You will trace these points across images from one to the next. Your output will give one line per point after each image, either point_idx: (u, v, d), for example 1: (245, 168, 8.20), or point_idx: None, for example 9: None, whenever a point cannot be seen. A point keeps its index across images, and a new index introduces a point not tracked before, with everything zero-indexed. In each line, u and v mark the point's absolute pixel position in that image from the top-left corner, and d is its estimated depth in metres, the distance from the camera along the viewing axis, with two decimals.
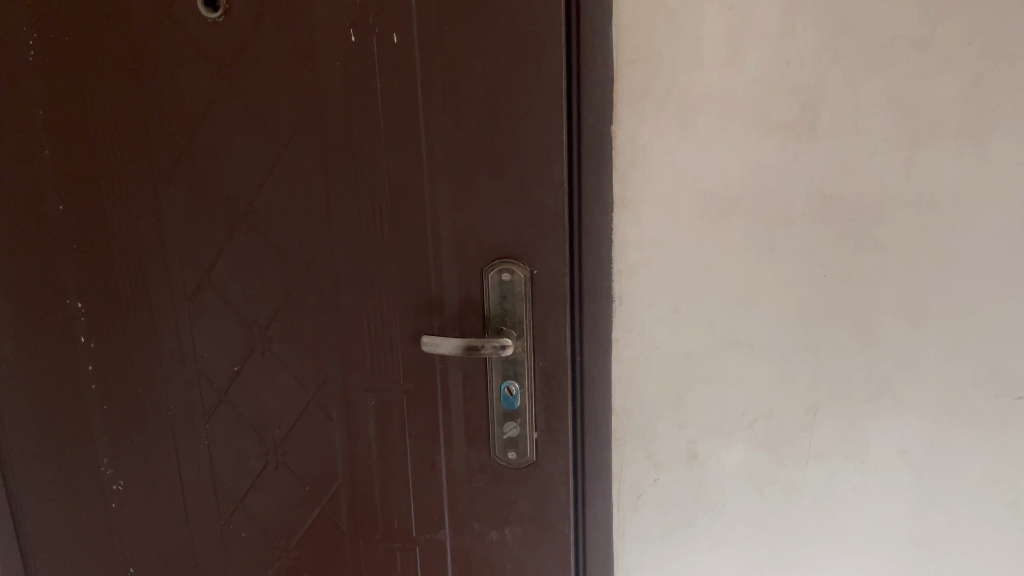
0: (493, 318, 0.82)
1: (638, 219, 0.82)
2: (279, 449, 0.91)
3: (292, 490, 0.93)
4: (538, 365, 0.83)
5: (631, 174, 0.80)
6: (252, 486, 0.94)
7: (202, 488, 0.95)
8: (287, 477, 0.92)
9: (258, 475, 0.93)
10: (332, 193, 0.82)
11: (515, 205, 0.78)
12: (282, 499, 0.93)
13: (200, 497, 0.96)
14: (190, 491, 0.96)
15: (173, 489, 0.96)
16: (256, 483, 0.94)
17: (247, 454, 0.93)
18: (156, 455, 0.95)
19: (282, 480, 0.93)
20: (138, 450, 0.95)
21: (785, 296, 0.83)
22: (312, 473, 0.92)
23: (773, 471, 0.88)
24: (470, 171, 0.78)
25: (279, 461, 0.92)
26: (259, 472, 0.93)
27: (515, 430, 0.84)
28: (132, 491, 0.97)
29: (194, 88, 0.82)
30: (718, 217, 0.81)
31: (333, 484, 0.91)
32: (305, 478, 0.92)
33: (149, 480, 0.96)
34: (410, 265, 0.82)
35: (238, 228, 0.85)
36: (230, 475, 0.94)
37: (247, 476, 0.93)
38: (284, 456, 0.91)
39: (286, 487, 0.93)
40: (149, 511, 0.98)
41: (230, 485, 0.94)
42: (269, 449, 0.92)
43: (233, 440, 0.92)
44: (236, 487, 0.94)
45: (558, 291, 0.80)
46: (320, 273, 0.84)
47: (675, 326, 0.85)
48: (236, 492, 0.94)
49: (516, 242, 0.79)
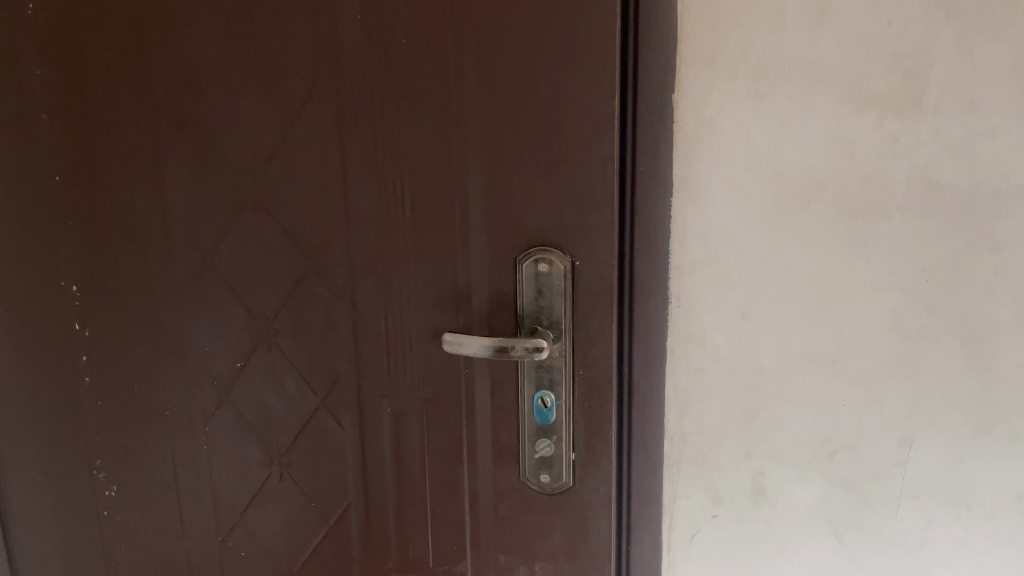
0: (528, 317, 0.70)
1: (702, 206, 0.69)
2: (284, 459, 0.81)
3: (297, 506, 0.82)
4: (578, 374, 0.71)
5: (694, 153, 0.68)
6: (253, 500, 0.84)
7: (201, 498, 0.86)
8: (292, 492, 0.82)
9: (261, 488, 0.83)
10: (350, 168, 0.72)
11: (557, 185, 0.67)
12: (286, 515, 0.83)
13: (199, 510, 0.86)
14: (187, 501, 0.86)
15: (169, 499, 0.87)
16: (258, 496, 0.83)
17: (250, 462, 0.83)
18: (154, 460, 0.86)
19: (287, 494, 0.82)
20: (132, 453, 0.86)
21: (876, 304, 0.69)
22: (319, 487, 0.81)
23: (858, 515, 0.74)
24: (505, 144, 0.67)
25: (284, 473, 0.82)
26: (261, 484, 0.83)
27: (549, 449, 0.72)
28: (125, 498, 0.88)
29: (201, 47, 0.73)
30: (798, 206, 0.68)
31: (342, 502, 0.81)
32: (312, 494, 0.82)
33: (144, 487, 0.87)
34: (434, 253, 0.71)
35: (245, 206, 0.76)
36: (229, 485, 0.84)
37: (248, 486, 0.83)
38: (289, 467, 0.81)
39: (290, 503, 0.83)
40: (143, 521, 0.89)
41: (229, 498, 0.84)
42: (273, 459, 0.82)
43: (234, 447, 0.83)
44: (237, 501, 0.84)
45: (603, 287, 0.68)
46: (335, 260, 0.74)
47: (741, 336, 0.72)
48: (238, 506, 0.84)
49: (557, 227, 0.68)
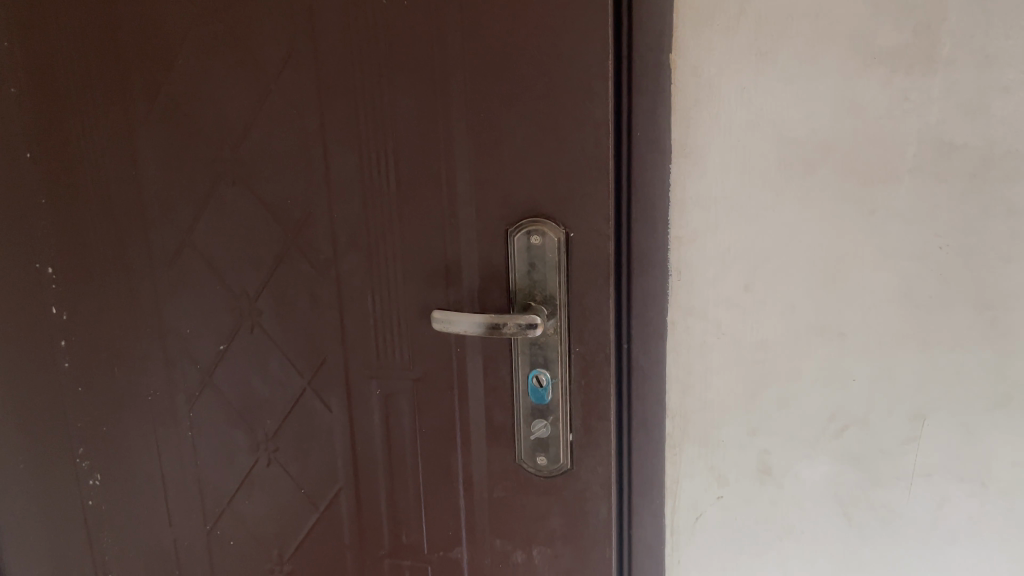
0: (520, 292, 0.67)
1: (702, 172, 0.66)
2: (272, 443, 0.78)
3: (286, 492, 0.80)
4: (574, 351, 0.67)
5: (693, 117, 0.65)
6: (241, 486, 0.81)
7: (187, 484, 0.83)
8: (282, 477, 0.79)
9: (250, 473, 0.80)
10: (330, 137, 0.68)
11: (548, 151, 0.63)
12: (276, 500, 0.80)
13: (186, 496, 0.83)
14: (172, 487, 0.83)
15: (153, 485, 0.84)
16: (247, 482, 0.81)
17: (236, 448, 0.80)
18: (136, 446, 0.83)
19: (276, 479, 0.80)
20: (112, 439, 0.84)
21: (884, 273, 0.66)
22: (309, 470, 0.78)
23: (868, 493, 0.71)
24: (493, 109, 0.64)
25: (272, 458, 0.79)
26: (248, 468, 0.80)
27: (545, 430, 0.69)
28: (107, 486, 0.86)
29: (171, 13, 0.70)
30: (803, 171, 0.65)
31: (333, 486, 0.78)
32: (302, 479, 0.79)
33: (126, 474, 0.85)
34: (421, 225, 0.68)
35: (222, 180, 0.73)
36: (216, 470, 0.81)
37: (236, 471, 0.81)
38: (277, 451, 0.78)
39: (279, 487, 0.80)
40: (127, 509, 0.86)
41: (216, 484, 0.82)
42: (260, 444, 0.79)
43: (219, 432, 0.80)
44: (225, 487, 0.82)
45: (600, 259, 0.64)
46: (317, 235, 0.71)
47: (745, 309, 0.68)
48: (226, 492, 0.82)
49: (549, 196, 0.64)
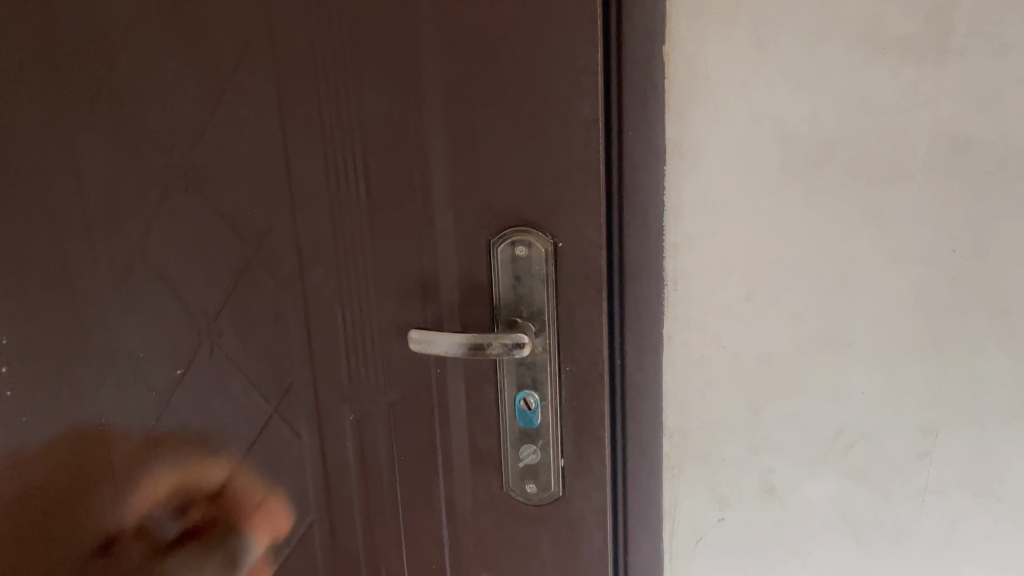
0: (505, 308, 0.61)
1: (699, 174, 0.61)
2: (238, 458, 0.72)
3: (250, 509, 0.74)
4: (564, 370, 0.61)
5: (688, 114, 0.60)
6: (201, 500, 0.75)
7: (142, 495, 0.77)
8: (246, 493, 0.73)
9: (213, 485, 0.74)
10: (292, 141, 0.63)
11: (532, 154, 0.58)
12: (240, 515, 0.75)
13: (140, 509, 0.77)
14: (126, 497, 0.77)
15: (104, 496, 0.78)
16: (209, 495, 0.75)
17: (197, 461, 0.73)
18: (83, 461, 0.77)
19: (239, 495, 0.74)
20: (57, 453, 0.77)
21: (893, 278, 0.61)
22: (275, 489, 0.72)
23: (876, 511, 0.67)
24: (471, 108, 0.58)
25: (236, 473, 0.73)
26: (209, 482, 0.74)
27: (534, 456, 0.64)
28: (52, 496, 0.79)
29: (111, 5, 0.63)
30: (808, 171, 0.60)
31: (302, 506, 0.72)
32: (268, 497, 0.73)
33: (74, 486, 0.78)
34: (394, 237, 0.62)
35: (173, 188, 0.67)
36: (175, 483, 0.75)
37: (196, 484, 0.75)
38: (241, 467, 0.72)
39: (242, 503, 0.74)
40: (73, 521, 0.80)
41: (175, 496, 0.76)
42: (224, 458, 0.73)
43: (177, 445, 0.73)
44: (184, 500, 0.76)
45: (591, 271, 0.59)
46: (279, 246, 0.65)
47: (746, 320, 0.64)
48: (186, 505, 0.76)
49: (534, 204, 0.59)
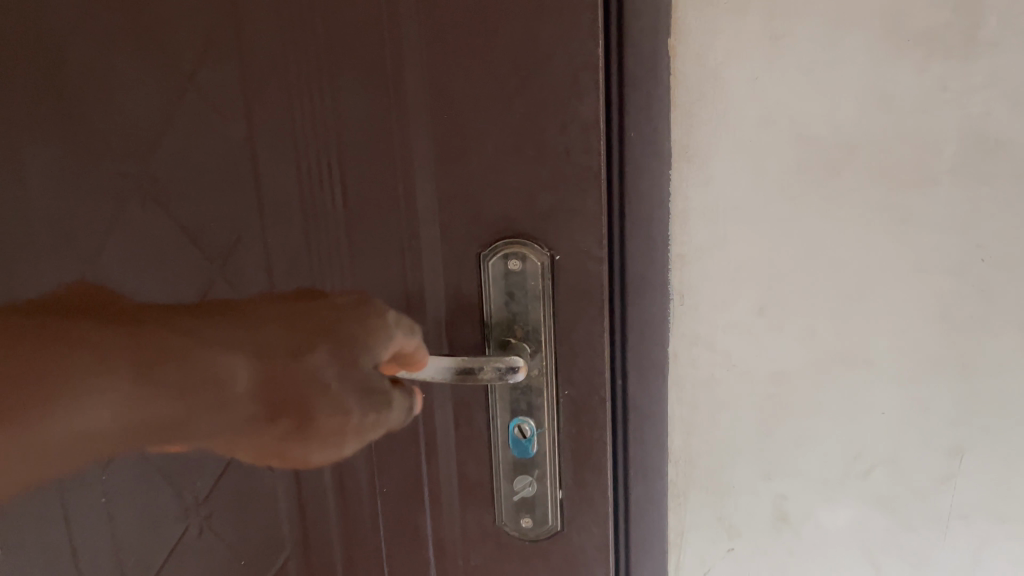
0: (497, 327, 0.56)
1: (707, 179, 0.56)
2: (371, 307, 0.58)
3: (311, 449, 0.61)
4: (563, 396, 0.56)
5: (695, 114, 0.55)
6: (281, 408, 0.60)
7: (192, 372, 0.61)
8: (316, 401, 0.59)
9: (282, 393, 0.60)
10: (260, 148, 0.58)
11: (525, 160, 0.52)
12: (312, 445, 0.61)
13: (151, 353, 0.61)
14: (151, 373, 0.61)
15: (89, 350, 0.61)
16: (288, 401, 0.60)
17: (295, 328, 0.59)
18: (123, 309, 0.64)
19: (310, 396, 0.59)
20: (92, 340, 0.62)
21: (916, 290, 0.56)
22: (386, 402, 0.58)
23: (896, 539, 0.62)
24: (458, 109, 0.53)
25: (313, 353, 0.58)
26: (272, 369, 0.60)
27: (530, 489, 0.58)
28: (57, 334, 0.63)
29: (65, 7, 0.60)
30: (825, 175, 0.55)
31: (387, 399, 0.58)
32: (344, 414, 0.59)
33: (50, 392, 0.59)
34: (376, 251, 0.57)
35: (130, 200, 0.62)
36: (231, 373, 0.60)
37: (274, 322, 0.60)
38: (342, 334, 0.58)
39: (309, 425, 0.60)
40: (18, 406, 0.59)
41: (257, 372, 0.60)
42: (359, 333, 0.58)
43: (332, 306, 0.59)
44: (249, 369, 0.60)
45: (590, 287, 0.54)
46: (247, 264, 0.61)
47: (757, 336, 0.59)
48: (241, 385, 0.60)
49: (528, 214, 0.53)
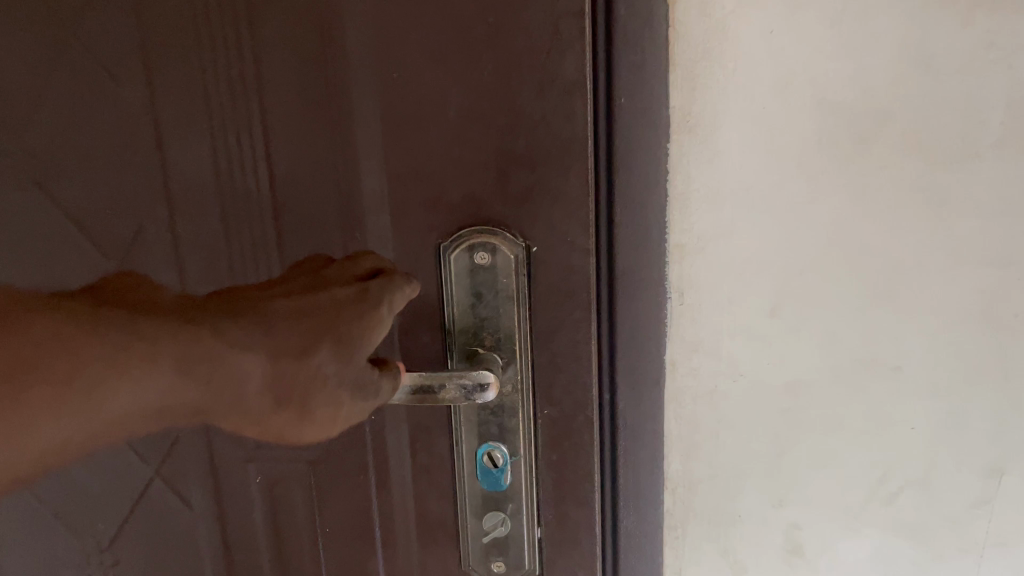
0: (461, 334, 0.47)
1: (714, 155, 0.47)
2: (376, 291, 0.43)
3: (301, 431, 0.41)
4: (542, 415, 0.47)
5: (700, 77, 0.46)
6: (272, 393, 0.39)
7: (217, 372, 0.37)
8: (316, 396, 0.40)
9: (280, 388, 0.39)
10: (168, 120, 0.49)
11: (494, 131, 0.43)
12: (295, 431, 0.41)
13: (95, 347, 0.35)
14: (195, 372, 0.37)
15: (151, 347, 0.36)
16: (281, 390, 0.39)
17: (302, 324, 0.40)
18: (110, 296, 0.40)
19: (307, 390, 0.40)
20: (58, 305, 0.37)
21: (956, 284, 0.48)
22: (375, 394, 0.42)
23: (924, 573, 0.54)
24: (412, 70, 0.44)
25: (317, 348, 0.40)
26: (277, 362, 0.39)
27: (503, 528, 0.49)
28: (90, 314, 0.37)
29: None
30: (852, 148, 0.46)
31: (380, 392, 0.42)
32: (336, 410, 0.41)
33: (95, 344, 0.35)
34: (314, 244, 0.48)
35: (6, 182, 0.52)
36: (233, 375, 0.38)
37: (270, 317, 0.39)
38: (342, 331, 0.41)
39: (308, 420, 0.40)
40: (60, 374, 0.35)
41: (255, 359, 0.38)
42: (360, 329, 0.41)
43: (332, 298, 0.42)
44: (249, 362, 0.38)
45: (572, 285, 0.45)
46: (153, 262, 0.51)
47: (770, 341, 0.50)
48: (243, 384, 0.38)
49: (499, 198, 0.44)
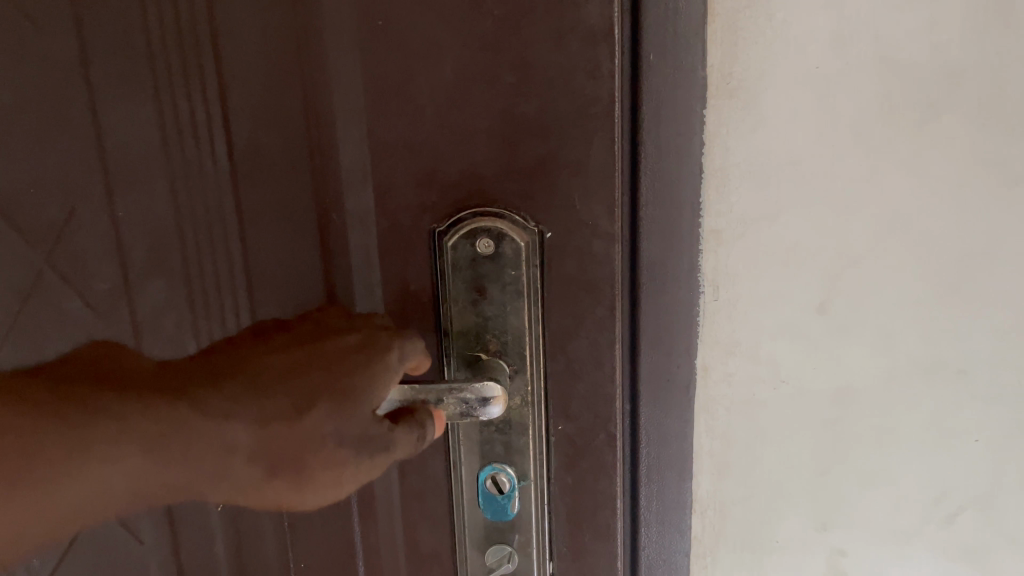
0: (460, 336, 0.41)
1: (756, 123, 0.40)
2: (380, 337, 0.38)
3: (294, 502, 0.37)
4: (556, 432, 0.41)
5: (740, 29, 0.39)
6: (262, 464, 0.36)
7: (192, 444, 0.35)
8: (311, 458, 0.36)
9: (271, 454, 0.36)
10: (108, 88, 0.44)
11: (500, 92, 0.37)
12: (295, 503, 0.37)
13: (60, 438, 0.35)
14: (165, 444, 0.35)
15: (124, 421, 0.35)
16: (272, 455, 0.36)
17: (293, 381, 0.37)
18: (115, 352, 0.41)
19: (304, 454, 0.36)
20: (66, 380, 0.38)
21: None
22: (388, 451, 0.37)
23: None
24: (400, 21, 0.37)
25: (308, 407, 0.36)
26: (263, 428, 0.36)
27: (509, 562, 0.43)
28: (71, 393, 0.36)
29: None
30: (918, 114, 0.39)
31: (392, 446, 0.37)
32: (341, 474, 0.36)
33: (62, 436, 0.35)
34: (280, 226, 0.43)
35: None
36: (211, 446, 0.35)
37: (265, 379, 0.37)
38: (343, 384, 0.37)
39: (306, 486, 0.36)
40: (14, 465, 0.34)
41: (241, 426, 0.36)
42: (363, 379, 0.37)
43: (337, 348, 0.38)
44: (232, 430, 0.36)
45: (593, 277, 0.38)
46: (89, 245, 0.47)
47: (817, 343, 0.43)
48: (224, 455, 0.36)
49: (504, 174, 0.38)
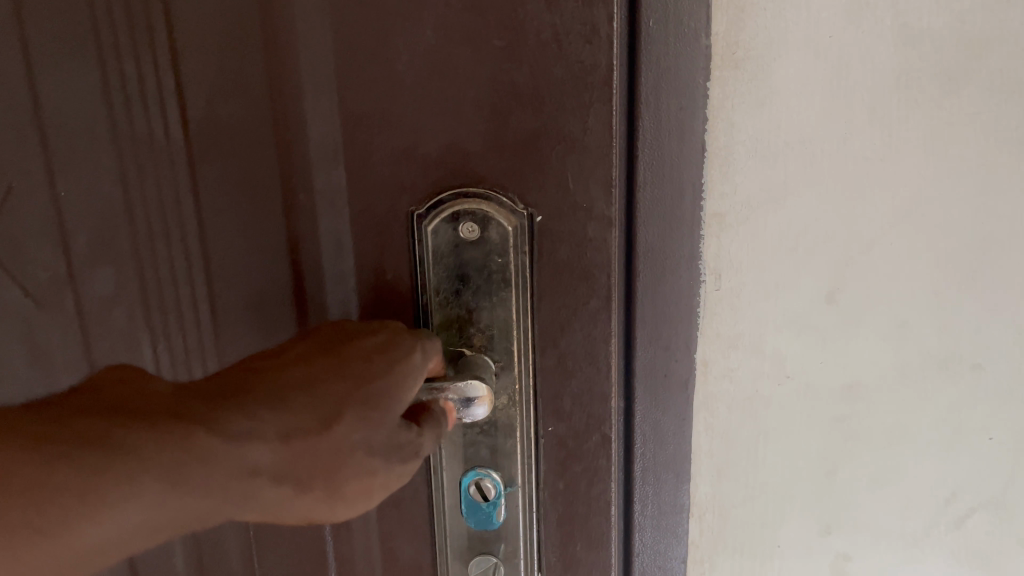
0: (441, 329, 0.38)
1: (766, 97, 0.36)
2: (401, 339, 0.34)
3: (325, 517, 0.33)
4: (546, 434, 0.39)
5: None
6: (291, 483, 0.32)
7: (215, 474, 0.30)
8: (343, 471, 0.33)
9: (299, 472, 0.32)
10: (46, 58, 0.40)
11: (487, 62, 0.34)
12: (325, 515, 0.33)
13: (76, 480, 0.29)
14: (188, 477, 0.30)
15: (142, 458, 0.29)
16: (300, 471, 0.32)
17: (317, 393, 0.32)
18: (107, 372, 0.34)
19: (335, 467, 0.32)
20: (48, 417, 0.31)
21: None
22: (417, 456, 0.34)
23: None
24: None
25: (337, 420, 0.32)
26: (291, 444, 0.31)
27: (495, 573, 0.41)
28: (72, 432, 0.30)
29: None
30: (938, 87, 0.36)
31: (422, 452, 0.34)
32: (371, 485, 0.33)
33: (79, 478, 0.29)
34: (241, 211, 0.39)
35: None
36: (235, 471, 0.31)
37: (281, 389, 0.32)
38: (369, 392, 0.33)
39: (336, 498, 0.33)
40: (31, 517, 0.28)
41: (266, 447, 0.31)
42: (388, 386, 0.33)
43: (357, 350, 0.34)
44: (256, 451, 0.31)
45: (585, 262, 0.36)
46: (29, 232, 0.43)
47: (826, 336, 0.40)
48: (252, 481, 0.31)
49: (491, 151, 0.35)
